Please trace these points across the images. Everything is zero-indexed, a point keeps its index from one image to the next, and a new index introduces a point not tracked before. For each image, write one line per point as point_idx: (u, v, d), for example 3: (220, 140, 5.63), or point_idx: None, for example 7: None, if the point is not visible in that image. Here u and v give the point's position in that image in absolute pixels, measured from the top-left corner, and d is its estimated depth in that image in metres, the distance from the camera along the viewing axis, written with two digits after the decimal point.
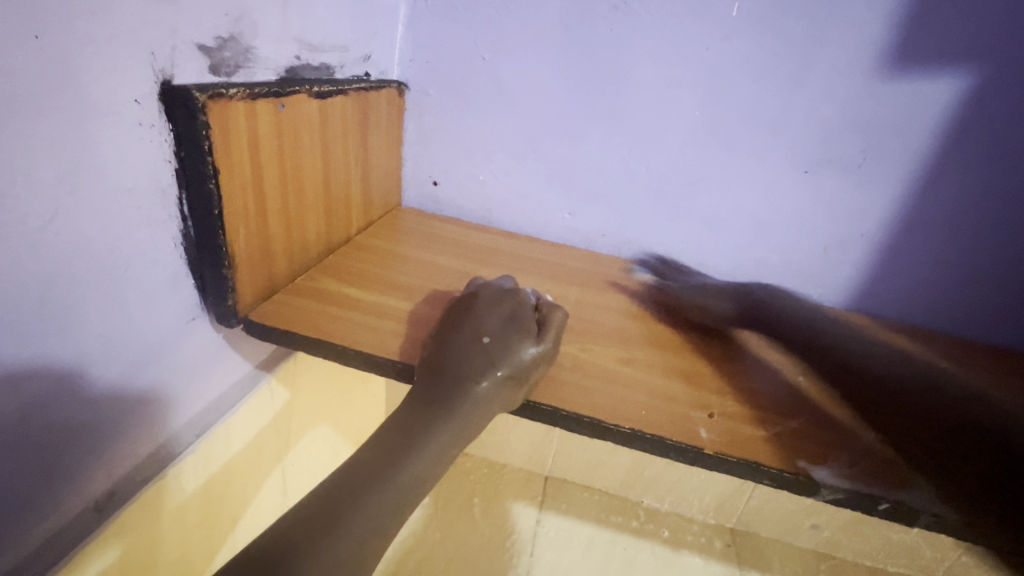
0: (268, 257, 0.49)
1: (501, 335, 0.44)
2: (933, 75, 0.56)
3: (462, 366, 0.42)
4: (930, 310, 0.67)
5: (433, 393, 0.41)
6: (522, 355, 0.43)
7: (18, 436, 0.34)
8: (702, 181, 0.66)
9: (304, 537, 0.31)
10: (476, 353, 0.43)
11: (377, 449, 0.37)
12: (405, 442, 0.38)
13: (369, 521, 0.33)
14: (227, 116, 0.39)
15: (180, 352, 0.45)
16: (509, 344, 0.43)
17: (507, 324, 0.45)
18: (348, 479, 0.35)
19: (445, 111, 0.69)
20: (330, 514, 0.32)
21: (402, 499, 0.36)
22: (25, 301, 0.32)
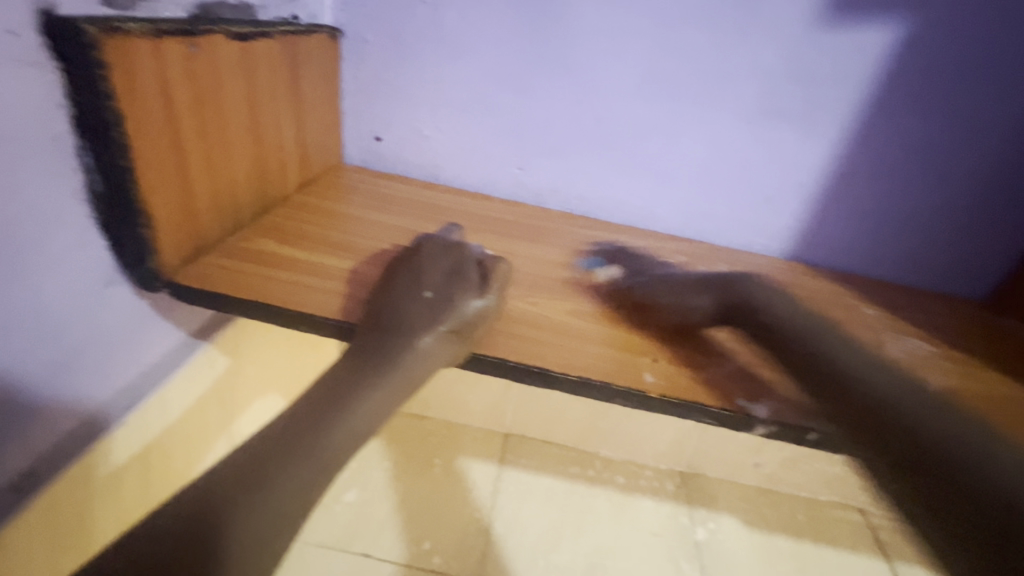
0: (193, 216, 0.45)
1: (444, 288, 0.43)
2: (869, 24, 0.57)
3: (403, 320, 0.41)
4: (861, 257, 0.70)
5: (376, 350, 0.40)
6: (467, 309, 0.42)
7: None
8: (650, 133, 0.66)
9: (230, 495, 0.30)
10: (420, 308, 0.42)
11: (308, 406, 0.36)
12: (339, 397, 0.37)
13: (302, 476, 0.33)
14: (130, 55, 0.35)
15: (99, 320, 0.42)
16: (452, 296, 0.42)
17: (449, 278, 0.44)
18: (279, 435, 0.34)
19: (384, 60, 0.65)
20: (258, 470, 0.32)
21: (338, 453, 0.35)
22: None
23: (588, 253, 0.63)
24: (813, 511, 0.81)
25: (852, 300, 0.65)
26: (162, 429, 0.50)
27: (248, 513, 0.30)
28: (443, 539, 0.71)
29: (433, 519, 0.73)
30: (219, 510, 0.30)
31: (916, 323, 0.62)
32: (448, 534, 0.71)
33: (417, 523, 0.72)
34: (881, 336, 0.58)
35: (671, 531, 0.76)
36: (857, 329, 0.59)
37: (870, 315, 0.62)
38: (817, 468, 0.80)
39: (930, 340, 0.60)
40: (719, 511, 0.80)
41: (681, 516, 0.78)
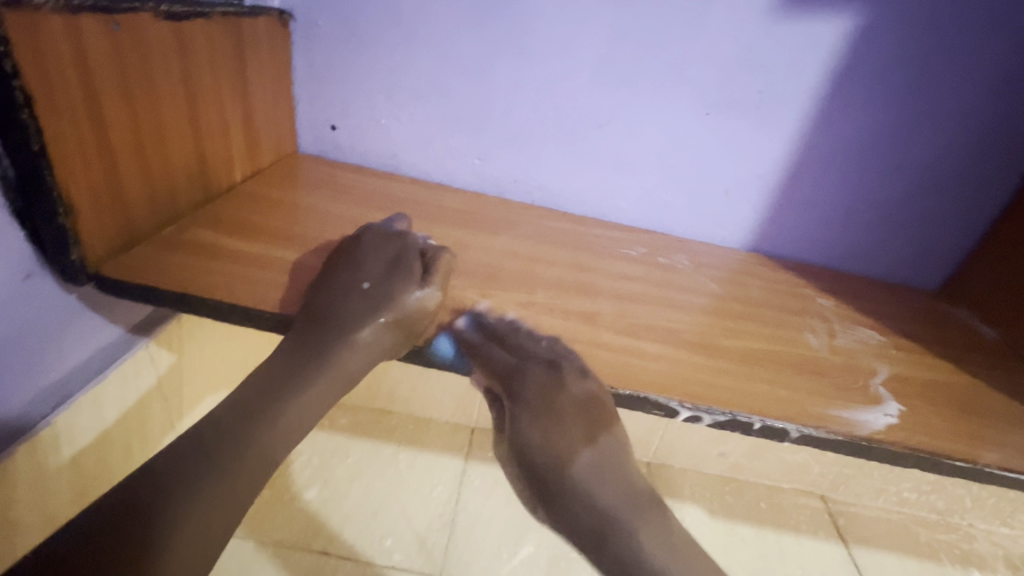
0: (121, 205, 0.43)
1: (385, 279, 0.42)
2: (823, 16, 0.58)
3: (345, 312, 0.40)
4: (819, 248, 0.71)
5: (314, 344, 0.39)
6: (408, 301, 0.41)
7: None
8: (609, 123, 0.65)
9: (149, 506, 0.31)
10: (362, 299, 0.41)
11: (232, 408, 0.35)
12: (268, 398, 0.36)
13: (229, 480, 0.33)
14: (39, 32, 0.33)
15: (16, 313, 0.39)
16: (393, 286, 0.42)
17: (390, 267, 0.43)
18: (201, 441, 0.34)
19: (336, 45, 0.63)
20: (177, 477, 0.32)
21: (270, 453, 0.35)
22: None
23: (547, 245, 0.62)
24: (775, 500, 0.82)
25: (807, 290, 0.65)
26: (98, 430, 0.47)
27: (168, 522, 0.31)
28: (405, 535, 0.70)
29: (394, 515, 0.72)
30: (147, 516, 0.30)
31: (869, 313, 0.63)
32: (412, 531, 0.71)
33: (380, 518, 0.71)
34: (833, 325, 0.59)
35: None
36: (811, 319, 0.59)
37: (825, 305, 0.63)
38: (779, 457, 0.81)
39: (881, 329, 0.61)
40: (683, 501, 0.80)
41: None
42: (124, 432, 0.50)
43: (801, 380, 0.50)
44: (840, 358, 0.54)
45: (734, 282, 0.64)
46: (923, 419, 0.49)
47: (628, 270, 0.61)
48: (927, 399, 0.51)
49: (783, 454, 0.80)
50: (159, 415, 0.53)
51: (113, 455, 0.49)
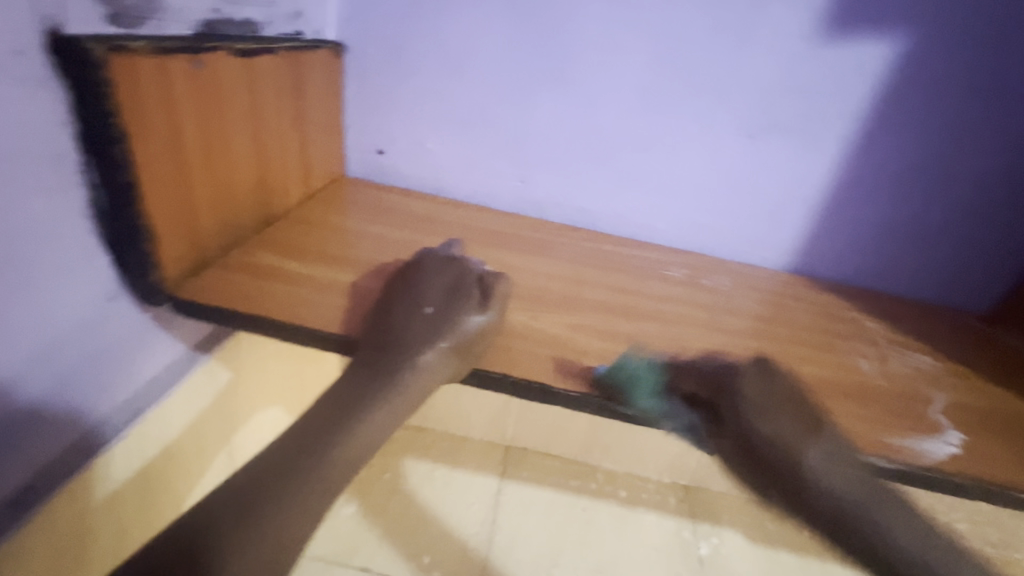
0: (195, 230, 0.45)
1: (445, 304, 0.43)
2: (870, 40, 0.58)
3: (405, 336, 0.42)
4: (863, 270, 0.70)
5: (378, 366, 0.40)
6: (467, 325, 0.43)
7: None
8: (650, 147, 0.66)
9: (217, 531, 0.31)
10: (422, 323, 0.42)
11: (296, 434, 0.36)
12: (332, 423, 0.37)
13: (294, 507, 0.33)
14: (136, 73, 0.36)
15: (98, 333, 0.42)
16: (452, 312, 0.43)
17: (451, 292, 0.44)
18: (268, 467, 0.34)
19: (386, 74, 0.66)
20: (247, 500, 0.32)
21: (332, 482, 0.35)
22: None
23: (590, 266, 0.63)
24: None
25: (854, 313, 0.65)
26: (164, 443, 0.50)
27: (237, 546, 0.31)
28: (444, 553, 0.70)
29: (433, 533, 0.72)
30: (212, 543, 0.30)
31: (919, 337, 0.62)
32: (451, 550, 0.71)
33: (419, 535, 0.72)
34: (884, 350, 0.58)
35: (673, 546, 0.76)
36: (860, 343, 0.58)
37: (874, 329, 0.62)
38: None
39: (934, 354, 0.59)
40: (722, 526, 0.79)
41: (684, 531, 0.77)
42: (185, 446, 0.52)
43: (854, 408, 0.49)
44: (894, 384, 0.53)
45: (779, 305, 0.63)
46: (984, 449, 0.47)
47: (671, 292, 0.61)
48: (987, 428, 0.50)
49: None
50: (217, 430, 0.56)
51: (174, 469, 0.51)
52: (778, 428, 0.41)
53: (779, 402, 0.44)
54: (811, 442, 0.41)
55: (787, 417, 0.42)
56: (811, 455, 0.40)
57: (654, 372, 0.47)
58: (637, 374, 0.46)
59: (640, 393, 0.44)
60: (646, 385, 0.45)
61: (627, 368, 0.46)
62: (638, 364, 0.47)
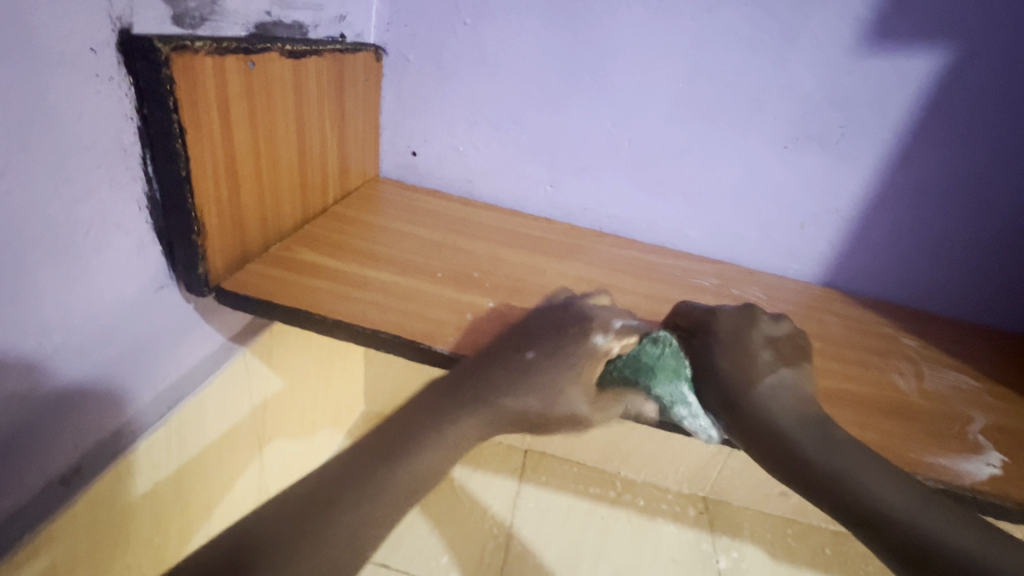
0: (240, 225, 0.47)
1: (547, 351, 0.44)
2: (913, 52, 0.57)
3: (496, 376, 0.42)
4: (897, 286, 0.69)
5: (462, 387, 0.41)
6: (564, 396, 0.43)
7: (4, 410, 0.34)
8: (684, 155, 0.66)
9: (286, 536, 0.30)
10: (520, 367, 0.43)
11: (373, 444, 0.36)
12: (408, 437, 0.37)
13: (359, 514, 0.33)
14: (195, 70, 0.37)
15: (147, 321, 0.43)
16: (553, 361, 0.43)
17: (560, 348, 0.44)
18: (341, 475, 0.34)
19: (424, 78, 0.67)
20: (314, 504, 0.32)
21: (403, 491, 0.35)
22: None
23: (619, 273, 0.63)
24: (841, 546, 0.79)
25: (888, 329, 0.63)
26: (198, 430, 0.51)
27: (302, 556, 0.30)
28: (463, 553, 0.71)
29: (452, 533, 0.73)
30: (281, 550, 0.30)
31: (955, 355, 0.61)
32: (468, 550, 0.71)
33: (437, 534, 0.72)
34: (919, 367, 0.57)
35: (693, 558, 0.75)
36: (895, 359, 0.57)
37: (909, 346, 0.61)
38: None
39: (971, 373, 0.58)
40: (743, 541, 0.78)
41: (703, 544, 0.77)
42: (217, 434, 0.53)
43: (898, 429, 0.48)
44: (930, 402, 0.52)
45: (811, 318, 0.62)
46: None
47: (701, 301, 0.61)
48: None
49: None
50: (246, 419, 0.57)
51: (208, 455, 0.53)
52: (768, 358, 0.44)
53: (777, 344, 0.46)
54: (772, 376, 0.43)
55: (779, 356, 0.45)
56: (770, 385, 0.42)
57: (681, 354, 0.46)
58: (660, 356, 0.46)
59: (658, 379, 0.45)
60: (668, 369, 0.45)
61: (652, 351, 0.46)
62: (667, 344, 0.46)
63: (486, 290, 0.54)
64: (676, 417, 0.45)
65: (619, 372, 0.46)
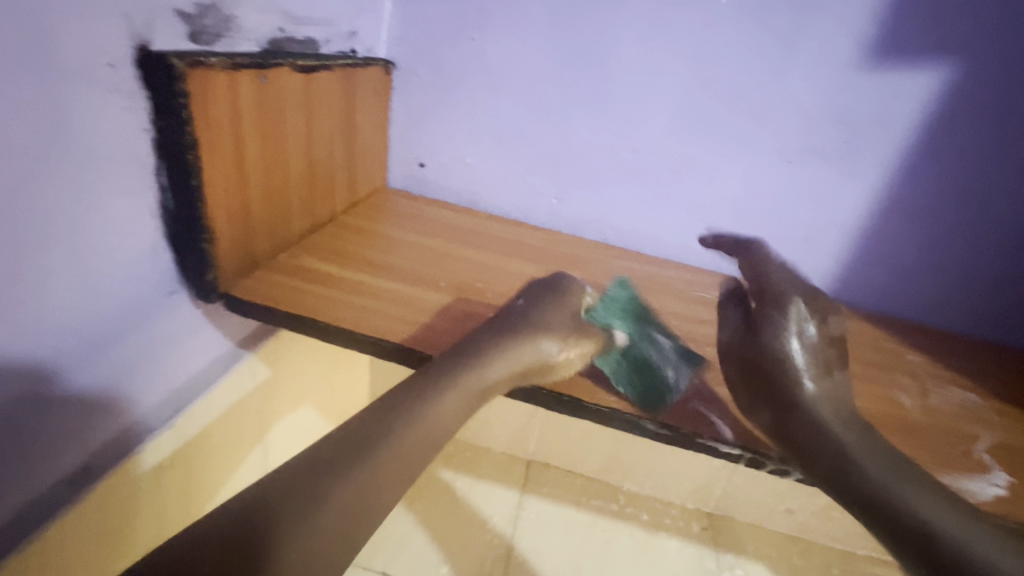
0: (249, 233, 0.48)
1: (533, 299, 0.49)
2: (916, 68, 0.57)
3: (501, 324, 0.46)
4: (904, 301, 0.68)
5: (465, 344, 0.44)
6: (544, 340, 0.46)
7: (13, 407, 0.35)
8: (688, 168, 0.66)
9: (284, 510, 0.29)
10: (516, 315, 0.48)
11: (374, 415, 0.36)
12: (409, 405, 0.37)
13: (358, 488, 0.32)
14: (209, 85, 0.39)
15: (157, 325, 0.44)
16: (542, 306, 0.49)
17: (544, 297, 0.50)
18: (343, 446, 0.33)
19: (432, 91, 0.68)
20: (311, 478, 0.31)
21: (401, 459, 0.35)
22: (10, 272, 0.32)
23: (622, 285, 0.63)
24: (848, 566, 0.77)
25: (895, 345, 0.63)
26: (204, 434, 0.52)
27: (302, 527, 0.29)
28: (463, 563, 0.71)
29: (453, 542, 0.73)
30: (278, 524, 0.29)
31: (962, 372, 0.60)
32: (469, 560, 0.71)
33: (438, 543, 0.72)
34: (925, 383, 0.56)
35: None
36: (900, 375, 0.57)
37: (915, 362, 0.60)
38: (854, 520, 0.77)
39: (979, 391, 0.57)
40: (746, 558, 0.77)
41: (706, 560, 0.76)
42: (222, 438, 0.54)
43: (907, 444, 0.48)
44: (935, 420, 0.51)
45: None
46: None
47: (703, 314, 0.61)
48: None
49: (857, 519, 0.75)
50: (252, 423, 0.58)
51: (213, 458, 0.54)
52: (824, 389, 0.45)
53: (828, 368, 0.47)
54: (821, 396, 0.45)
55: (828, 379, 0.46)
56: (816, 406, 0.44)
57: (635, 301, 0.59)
58: (621, 302, 0.57)
59: (625, 318, 0.54)
60: (628, 312, 0.56)
61: (613, 294, 0.58)
62: (623, 288, 0.60)
63: (488, 299, 0.55)
64: (649, 352, 0.51)
65: (602, 312, 0.53)
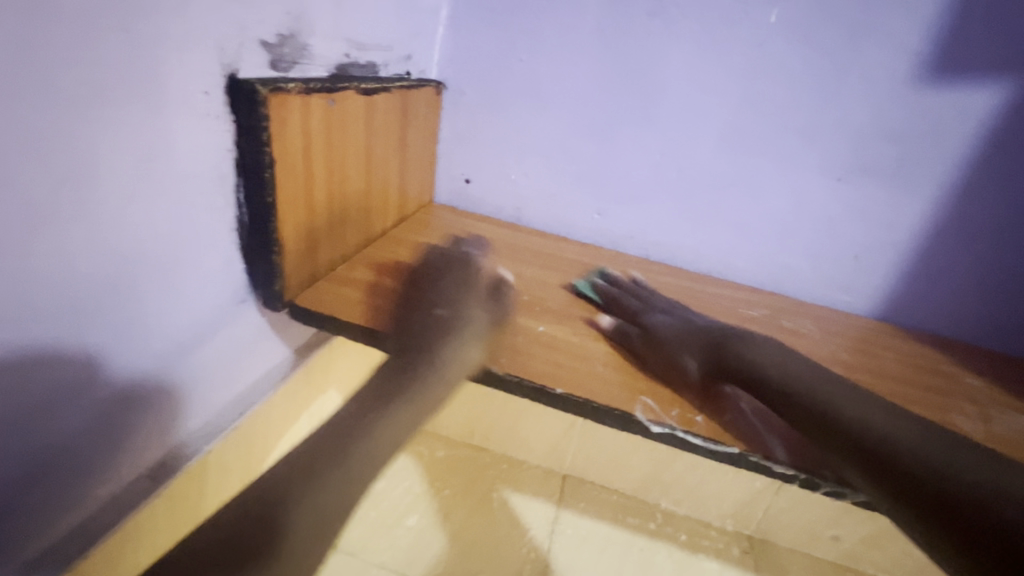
0: (312, 247, 0.51)
1: (453, 308, 0.51)
2: (973, 86, 0.56)
3: (428, 336, 0.48)
4: (958, 323, 0.66)
5: (402, 355, 0.46)
6: (462, 339, 0.48)
7: (110, 406, 0.38)
8: (732, 185, 0.66)
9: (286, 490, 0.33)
10: (435, 320, 0.50)
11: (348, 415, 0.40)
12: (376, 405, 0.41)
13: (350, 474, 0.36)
14: (286, 109, 0.42)
15: (229, 332, 0.47)
16: (463, 312, 0.50)
17: (456, 297, 0.53)
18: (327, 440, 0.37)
19: (480, 110, 0.71)
20: (308, 467, 0.35)
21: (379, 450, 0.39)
22: (115, 282, 0.35)
23: (667, 301, 0.63)
24: None
25: (951, 368, 0.61)
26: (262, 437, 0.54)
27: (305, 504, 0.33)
28: None
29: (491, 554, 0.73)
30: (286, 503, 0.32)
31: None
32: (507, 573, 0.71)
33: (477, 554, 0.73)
34: (986, 410, 0.54)
35: None
36: (959, 399, 0.55)
37: (974, 386, 0.58)
38: (904, 550, 0.74)
39: None
40: None
41: None
42: (278, 441, 0.57)
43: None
44: (999, 447, 0.49)
45: (865, 352, 0.61)
46: None
47: (749, 331, 0.61)
48: None
49: (908, 548, 0.73)
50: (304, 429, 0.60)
51: (269, 461, 0.56)
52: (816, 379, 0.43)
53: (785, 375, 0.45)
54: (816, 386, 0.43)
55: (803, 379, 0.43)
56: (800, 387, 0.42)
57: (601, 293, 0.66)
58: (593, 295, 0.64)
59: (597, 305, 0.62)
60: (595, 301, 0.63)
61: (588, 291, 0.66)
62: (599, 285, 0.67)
63: (535, 313, 0.56)
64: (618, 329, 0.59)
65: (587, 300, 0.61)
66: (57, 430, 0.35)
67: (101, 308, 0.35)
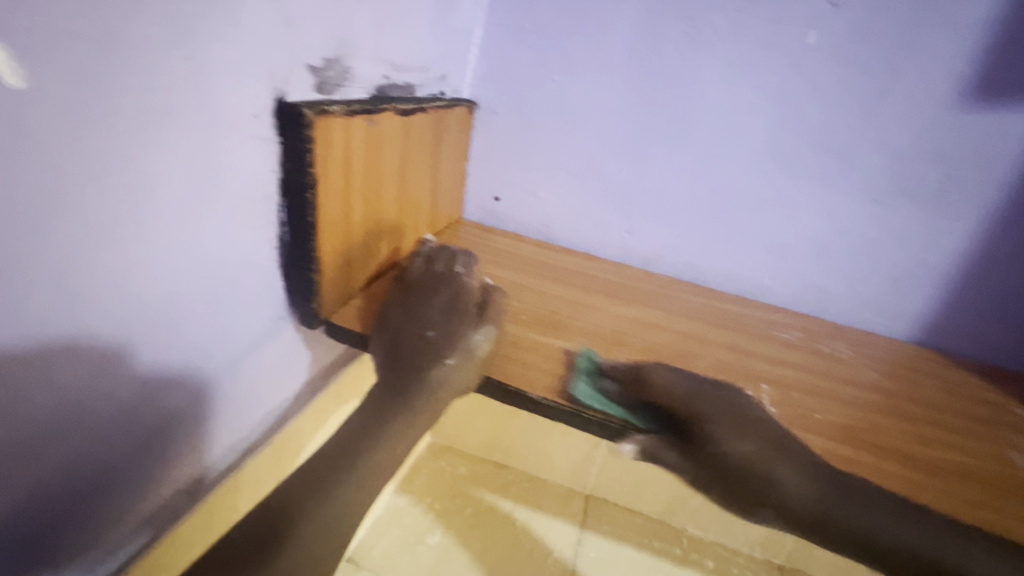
0: (348, 264, 0.51)
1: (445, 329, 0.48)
2: (1019, 107, 0.55)
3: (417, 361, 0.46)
4: (1002, 349, 0.64)
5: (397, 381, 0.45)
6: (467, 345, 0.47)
7: (154, 420, 0.39)
8: (766, 205, 0.66)
9: (294, 513, 0.37)
10: (422, 340, 0.47)
11: (353, 431, 0.42)
12: (380, 425, 0.43)
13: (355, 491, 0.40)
14: (329, 130, 0.42)
15: (267, 347, 0.48)
16: (453, 335, 0.47)
17: (446, 312, 0.49)
18: (333, 457, 0.41)
19: (510, 129, 0.71)
20: (311, 486, 0.38)
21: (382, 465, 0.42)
22: (164, 298, 0.36)
23: (699, 322, 0.63)
24: None
25: (997, 397, 0.59)
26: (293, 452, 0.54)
27: (311, 523, 0.37)
28: None
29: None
30: (291, 524, 0.36)
31: None
32: None
33: None
34: None
35: None
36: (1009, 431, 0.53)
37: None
38: None
39: None
40: None
41: None
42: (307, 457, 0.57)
43: (975, 494, 0.44)
44: None
45: (905, 377, 0.59)
46: None
47: (786, 355, 0.59)
48: None
49: None
50: None
51: None
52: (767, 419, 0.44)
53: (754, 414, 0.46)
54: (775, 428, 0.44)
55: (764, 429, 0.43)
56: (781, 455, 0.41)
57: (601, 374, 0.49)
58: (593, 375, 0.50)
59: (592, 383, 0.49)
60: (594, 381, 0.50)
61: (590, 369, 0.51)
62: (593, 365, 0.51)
63: (567, 333, 0.56)
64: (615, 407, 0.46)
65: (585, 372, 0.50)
66: (102, 451, 0.36)
67: (150, 325, 0.36)
